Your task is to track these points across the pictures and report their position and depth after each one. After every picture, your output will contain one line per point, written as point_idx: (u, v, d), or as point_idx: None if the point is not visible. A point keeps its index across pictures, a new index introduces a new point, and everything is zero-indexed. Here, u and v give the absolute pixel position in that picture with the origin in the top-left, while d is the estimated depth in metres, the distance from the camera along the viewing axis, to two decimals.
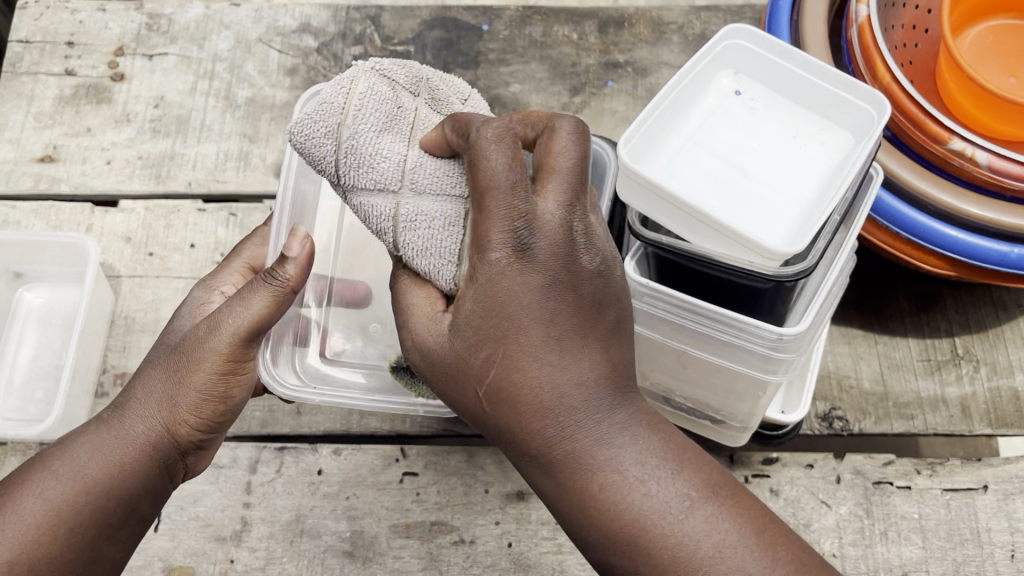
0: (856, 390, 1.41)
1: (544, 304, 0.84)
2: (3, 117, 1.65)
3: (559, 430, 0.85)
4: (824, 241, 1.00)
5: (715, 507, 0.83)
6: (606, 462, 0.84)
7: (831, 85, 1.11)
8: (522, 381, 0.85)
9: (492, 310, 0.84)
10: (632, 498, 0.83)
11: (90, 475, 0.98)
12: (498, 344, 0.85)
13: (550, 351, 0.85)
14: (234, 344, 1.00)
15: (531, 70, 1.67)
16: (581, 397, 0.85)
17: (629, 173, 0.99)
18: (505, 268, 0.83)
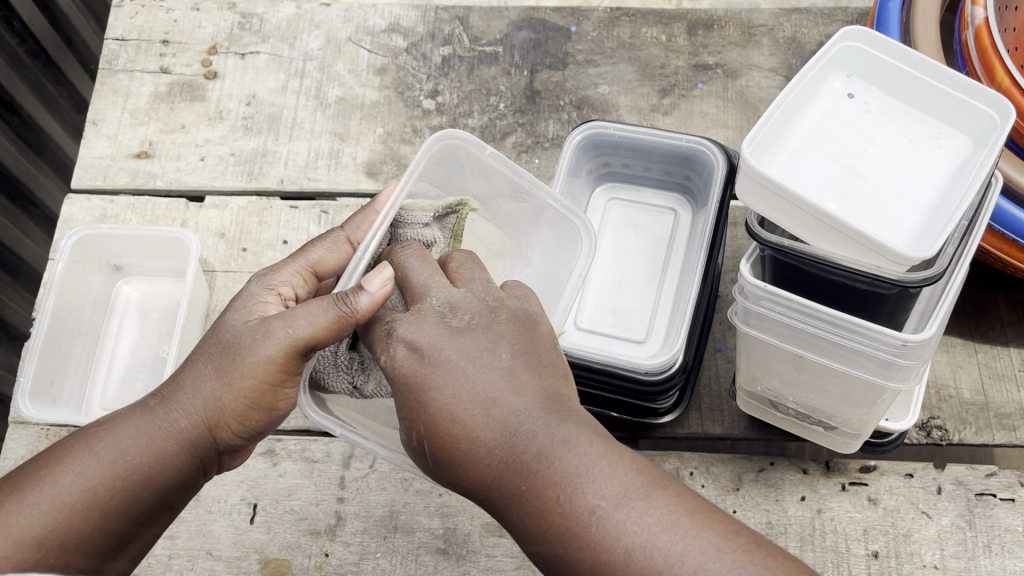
0: (955, 400, 1.38)
1: (472, 372, 0.85)
2: (101, 113, 1.69)
3: (522, 478, 0.80)
4: (952, 247, 0.98)
5: (682, 524, 0.76)
6: (567, 497, 0.78)
7: (950, 89, 1.08)
8: (473, 454, 0.83)
9: (426, 388, 0.85)
10: (593, 532, 0.76)
11: (129, 462, 0.94)
12: (452, 429, 0.84)
13: (491, 425, 0.83)
14: (286, 356, 0.92)
15: (620, 71, 1.66)
16: (529, 444, 0.81)
17: (752, 174, 0.98)
18: (431, 341, 0.86)
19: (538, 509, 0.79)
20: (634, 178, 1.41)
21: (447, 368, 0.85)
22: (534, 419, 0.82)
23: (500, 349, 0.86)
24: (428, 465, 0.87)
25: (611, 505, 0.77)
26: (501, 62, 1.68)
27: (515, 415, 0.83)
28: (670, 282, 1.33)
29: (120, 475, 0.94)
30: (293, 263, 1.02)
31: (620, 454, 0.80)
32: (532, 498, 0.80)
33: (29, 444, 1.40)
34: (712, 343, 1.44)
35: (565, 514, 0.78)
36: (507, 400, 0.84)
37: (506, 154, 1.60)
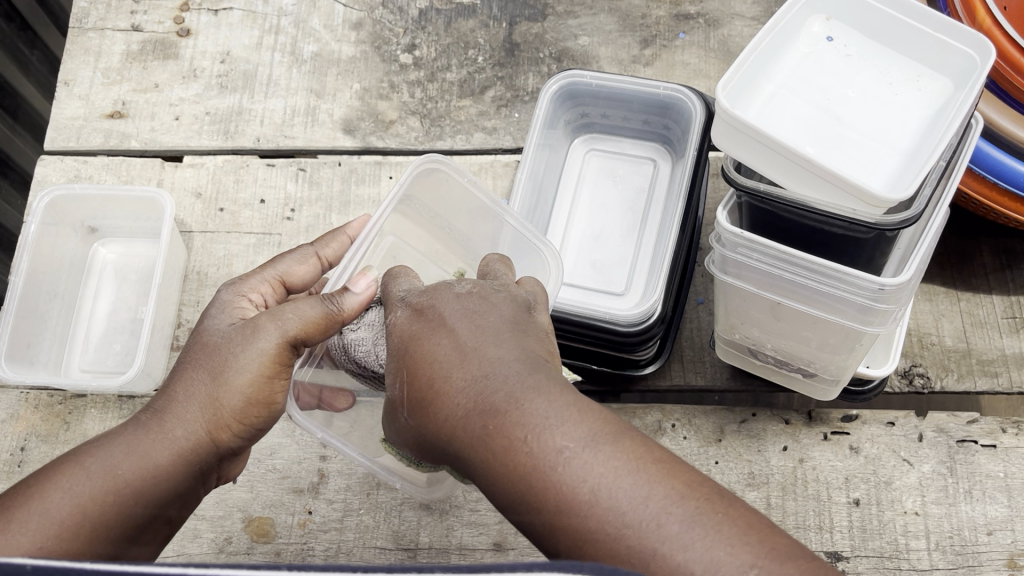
0: (938, 347, 1.37)
1: (464, 325, 0.82)
2: (72, 73, 1.66)
3: (490, 408, 0.74)
4: (930, 188, 0.96)
5: (638, 470, 0.66)
6: (534, 430, 0.70)
7: (930, 29, 1.06)
8: (448, 394, 0.78)
9: (411, 341, 0.84)
10: (549, 464, 0.68)
11: (123, 475, 0.84)
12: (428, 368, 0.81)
13: (464, 373, 0.78)
14: (280, 347, 0.92)
15: (600, 22, 1.63)
16: (509, 379, 0.75)
17: (726, 117, 0.96)
18: (432, 289, 0.88)
19: (502, 447, 0.71)
20: (612, 128, 1.39)
21: (442, 323, 0.84)
22: (507, 364, 0.77)
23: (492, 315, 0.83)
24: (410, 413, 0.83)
25: (586, 439, 0.68)
26: (478, 14, 1.65)
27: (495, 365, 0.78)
28: (650, 234, 1.31)
29: (117, 486, 0.83)
30: (262, 272, 1.02)
31: (598, 408, 0.72)
32: (503, 425, 0.72)
33: (10, 408, 1.39)
34: (693, 295, 1.43)
35: (533, 442, 0.69)
36: (487, 351, 0.79)
37: (486, 108, 1.58)
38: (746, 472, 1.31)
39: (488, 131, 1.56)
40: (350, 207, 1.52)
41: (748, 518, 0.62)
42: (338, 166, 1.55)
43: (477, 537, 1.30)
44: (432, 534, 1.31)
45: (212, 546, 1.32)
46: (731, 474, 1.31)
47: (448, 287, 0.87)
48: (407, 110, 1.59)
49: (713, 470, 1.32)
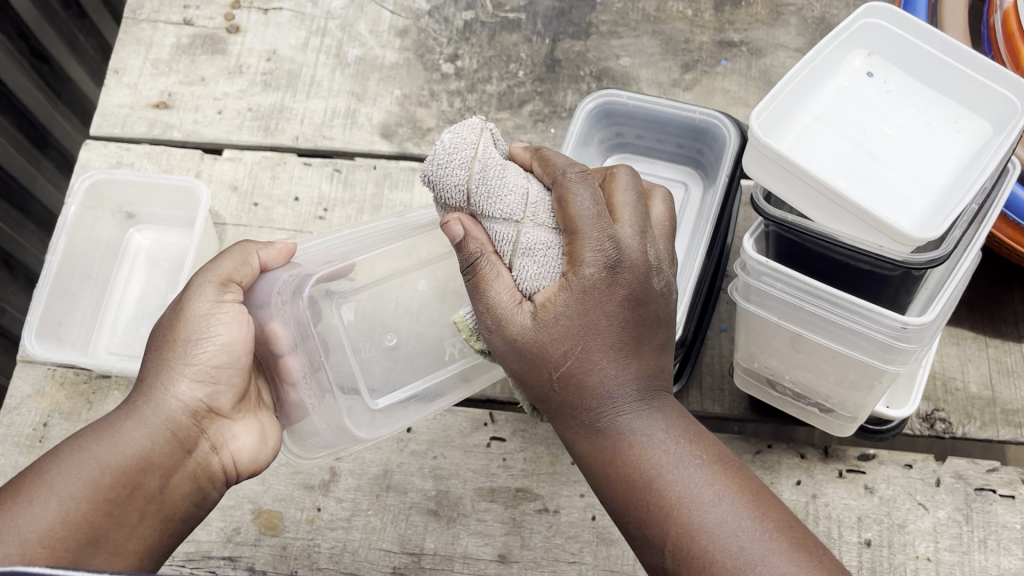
0: (962, 394, 1.35)
1: (615, 314, 0.86)
2: (122, 62, 1.70)
3: (645, 417, 0.87)
4: (959, 230, 0.96)
5: (747, 509, 0.82)
6: (643, 435, 0.87)
7: (972, 71, 1.05)
8: (593, 378, 0.87)
9: (583, 314, 0.85)
10: (656, 460, 0.85)
11: (104, 456, 0.91)
12: (576, 371, 0.87)
13: (610, 372, 0.87)
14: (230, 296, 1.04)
15: (643, 44, 1.64)
16: (634, 385, 0.88)
17: (758, 145, 0.97)
18: (634, 270, 0.86)
19: (616, 456, 0.87)
20: (646, 149, 1.40)
21: (577, 304, 0.86)
22: (643, 378, 0.88)
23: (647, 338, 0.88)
24: (558, 383, 0.87)
25: (697, 473, 0.84)
26: (523, 29, 1.67)
27: (609, 322, 0.86)
28: (677, 257, 1.32)
29: (109, 468, 0.90)
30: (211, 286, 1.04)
31: (745, 475, 0.86)
32: (636, 450, 0.86)
33: (36, 384, 1.42)
34: (717, 322, 1.42)
35: (675, 486, 0.84)
36: (610, 360, 0.87)
37: (523, 122, 1.59)
38: None
39: (523, 144, 1.57)
40: (382, 211, 1.53)
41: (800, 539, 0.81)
42: (373, 170, 1.57)
43: (482, 547, 1.30)
44: (438, 541, 1.31)
45: (221, 535, 1.33)
46: None
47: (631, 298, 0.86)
48: (445, 119, 1.61)
49: None
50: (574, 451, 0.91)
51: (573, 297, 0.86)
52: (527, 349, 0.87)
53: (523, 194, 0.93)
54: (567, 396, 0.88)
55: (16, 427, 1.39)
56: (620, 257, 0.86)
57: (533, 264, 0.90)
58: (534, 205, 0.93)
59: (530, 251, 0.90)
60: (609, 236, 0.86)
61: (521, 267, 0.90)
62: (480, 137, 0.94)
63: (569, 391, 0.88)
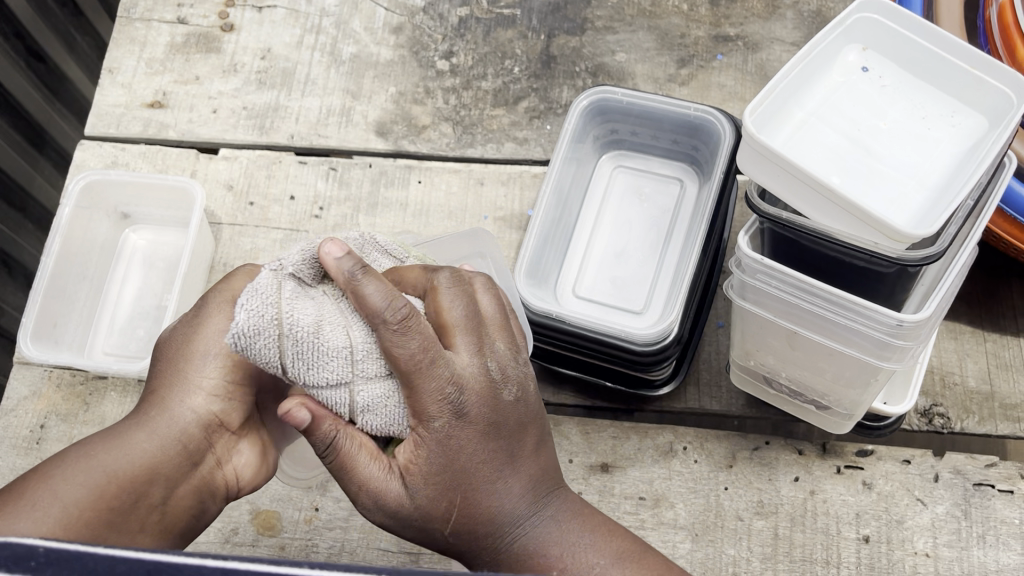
0: (960, 388, 1.35)
1: (475, 450, 0.83)
2: (117, 62, 1.69)
3: (514, 547, 0.87)
4: (955, 226, 0.95)
5: (633, 571, 0.86)
6: (553, 560, 0.87)
7: (967, 65, 1.04)
8: (488, 514, 0.86)
9: (446, 466, 0.82)
10: (545, 573, 0.87)
11: (109, 468, 0.86)
12: (471, 503, 0.85)
13: (508, 499, 0.86)
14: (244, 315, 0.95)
15: (638, 39, 1.63)
16: (511, 504, 0.86)
17: (753, 142, 0.96)
18: (449, 431, 0.81)
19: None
20: (642, 146, 1.40)
21: (470, 450, 0.83)
22: (519, 466, 0.87)
23: (510, 444, 0.86)
24: (453, 536, 0.87)
25: (604, 563, 0.87)
26: (518, 25, 1.66)
27: (471, 464, 0.83)
28: (673, 253, 1.31)
29: (114, 475, 0.86)
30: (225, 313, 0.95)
31: (624, 533, 0.91)
32: (541, 566, 0.87)
33: (33, 386, 1.42)
34: (713, 318, 1.42)
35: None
36: (489, 475, 0.85)
37: (519, 119, 1.59)
38: (756, 500, 1.30)
39: (519, 142, 1.57)
40: (378, 209, 1.53)
41: None
42: (368, 168, 1.56)
43: None
44: None
45: (219, 536, 1.33)
46: (740, 501, 1.30)
47: (454, 420, 0.81)
48: (440, 116, 1.60)
49: (722, 496, 1.30)
50: None
51: (436, 454, 0.82)
52: (409, 520, 0.84)
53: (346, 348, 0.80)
54: (467, 537, 0.87)
55: (14, 429, 1.39)
56: (461, 394, 0.80)
57: (378, 417, 0.82)
58: (358, 359, 0.80)
59: (374, 405, 0.81)
60: (474, 347, 0.82)
61: (368, 422, 0.82)
62: (278, 300, 0.78)
63: (462, 524, 0.86)
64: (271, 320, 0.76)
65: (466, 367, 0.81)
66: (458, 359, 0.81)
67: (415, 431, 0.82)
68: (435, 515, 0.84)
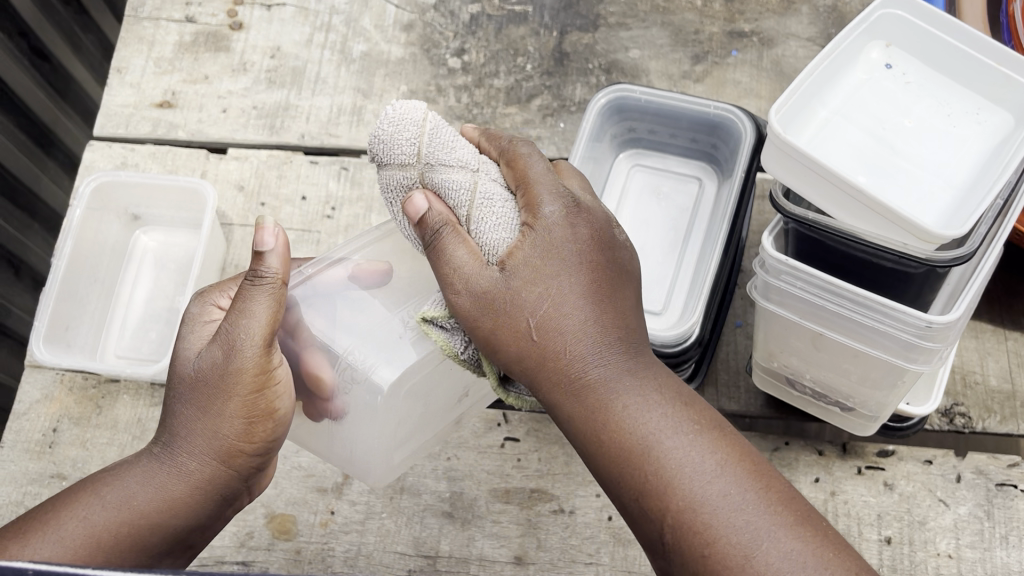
0: (981, 387, 1.34)
1: (569, 249, 0.90)
2: (124, 61, 1.68)
3: (590, 355, 0.88)
4: (984, 227, 0.94)
5: (717, 459, 0.82)
6: (630, 411, 0.86)
7: (993, 62, 1.03)
8: (572, 338, 0.88)
9: (548, 249, 0.89)
10: (644, 420, 0.85)
11: (137, 507, 0.90)
12: (548, 327, 0.88)
13: (588, 327, 0.88)
14: (263, 356, 0.92)
15: (652, 35, 1.62)
16: (596, 338, 0.88)
17: (778, 142, 0.95)
18: (556, 218, 0.90)
19: (600, 414, 0.86)
20: (659, 144, 1.38)
21: (559, 287, 0.88)
22: (613, 332, 0.89)
23: (584, 262, 0.90)
24: (531, 354, 0.89)
25: (684, 431, 0.84)
26: (530, 22, 1.65)
27: (570, 294, 0.89)
28: (692, 253, 1.30)
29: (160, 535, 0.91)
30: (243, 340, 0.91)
31: (700, 404, 0.88)
32: (608, 407, 0.86)
33: (44, 389, 1.41)
34: (731, 318, 1.40)
35: (632, 421, 0.85)
36: (581, 304, 0.89)
37: (531, 116, 1.57)
38: None
39: (532, 140, 1.55)
40: None
41: (801, 510, 0.81)
42: None
43: (498, 549, 1.29)
44: (453, 543, 1.30)
45: (233, 540, 1.32)
46: None
47: (569, 210, 0.91)
48: (452, 114, 1.59)
49: None
50: (560, 423, 0.91)
51: (539, 241, 0.89)
52: (490, 295, 0.88)
53: (471, 181, 0.91)
54: (540, 354, 0.88)
55: (26, 433, 1.38)
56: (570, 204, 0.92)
57: (491, 213, 0.91)
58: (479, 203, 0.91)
59: (489, 202, 0.91)
60: (557, 196, 0.92)
61: (480, 217, 0.91)
62: (426, 124, 0.91)
63: (538, 371, 0.89)
64: (416, 123, 0.90)
65: (564, 227, 0.90)
66: (551, 197, 0.91)
67: (528, 225, 0.90)
68: (524, 313, 0.88)
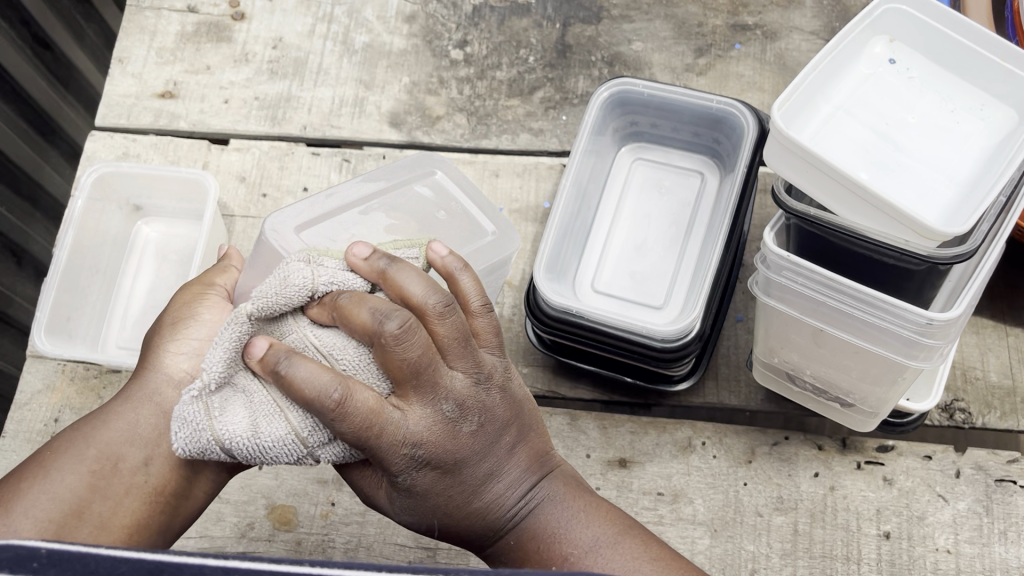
0: (982, 383, 1.33)
1: (465, 446, 0.88)
2: (127, 51, 1.67)
3: (495, 524, 0.94)
4: (987, 224, 0.93)
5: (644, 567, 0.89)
6: (537, 532, 0.94)
7: (997, 58, 1.02)
8: (472, 513, 0.93)
9: (486, 429, 0.89)
10: (558, 548, 0.93)
11: (79, 434, 0.94)
12: (450, 504, 0.91)
13: (490, 488, 0.92)
14: (200, 288, 1.04)
15: (655, 28, 1.61)
16: (495, 502, 0.93)
17: (780, 137, 0.95)
18: (461, 389, 0.84)
19: (531, 564, 0.94)
20: (662, 138, 1.39)
21: (469, 440, 0.88)
22: (511, 477, 0.93)
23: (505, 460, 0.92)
24: (442, 525, 0.94)
25: (605, 541, 0.92)
26: (532, 14, 1.64)
27: (463, 453, 0.88)
28: (693, 246, 1.30)
29: (95, 443, 0.93)
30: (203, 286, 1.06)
31: (610, 512, 0.96)
32: (527, 548, 0.94)
33: (46, 379, 1.41)
34: (732, 312, 1.41)
35: (558, 553, 0.93)
36: (495, 472, 0.92)
37: (534, 109, 1.57)
38: (775, 496, 1.29)
39: (535, 132, 1.55)
40: None
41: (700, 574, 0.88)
42: (382, 159, 1.54)
43: None
44: None
45: (235, 531, 1.32)
46: (760, 496, 1.29)
47: (451, 407, 0.84)
48: (454, 106, 1.58)
49: (741, 492, 1.29)
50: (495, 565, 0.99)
51: (426, 410, 0.83)
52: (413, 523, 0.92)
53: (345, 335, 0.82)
54: (456, 527, 0.93)
55: (28, 422, 1.39)
56: (474, 385, 0.85)
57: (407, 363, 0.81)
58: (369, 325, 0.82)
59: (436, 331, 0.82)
60: (471, 368, 0.84)
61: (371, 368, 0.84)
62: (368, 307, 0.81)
63: (450, 520, 0.93)
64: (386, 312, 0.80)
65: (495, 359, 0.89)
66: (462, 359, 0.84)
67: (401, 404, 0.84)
68: (426, 508, 0.91)
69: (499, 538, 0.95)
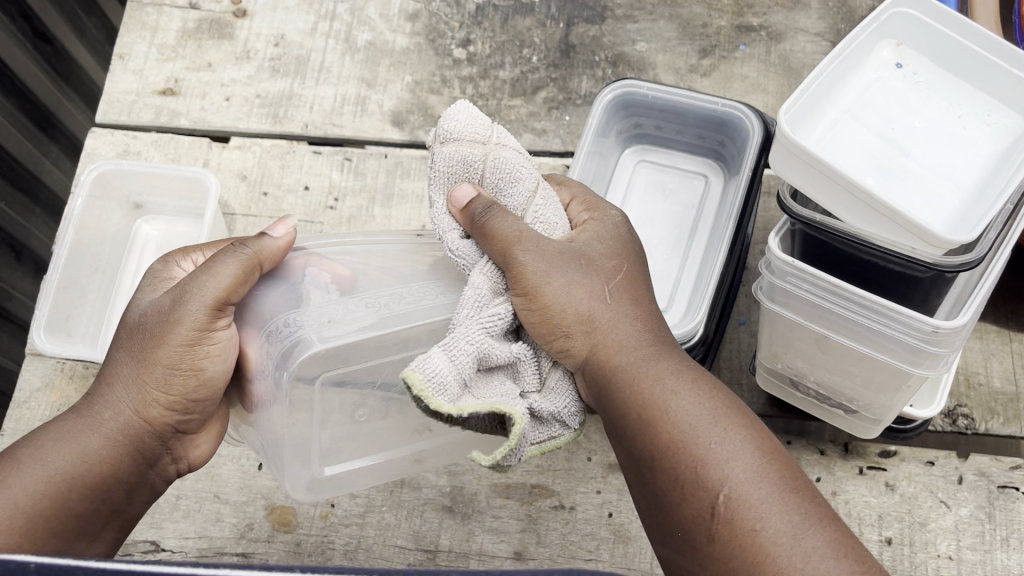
0: (985, 389, 1.33)
1: (610, 269, 0.91)
2: (128, 47, 1.66)
3: (635, 372, 0.85)
4: (994, 231, 0.93)
5: (765, 461, 0.77)
6: (668, 396, 0.82)
7: (1006, 64, 1.01)
8: (618, 346, 0.87)
9: (631, 270, 0.93)
10: (685, 413, 0.81)
11: (55, 466, 0.86)
12: (598, 322, 0.88)
13: (619, 327, 0.88)
14: (203, 322, 0.89)
15: (659, 28, 1.60)
16: (638, 347, 0.87)
17: (786, 142, 0.94)
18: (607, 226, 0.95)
19: (654, 426, 0.81)
20: (666, 140, 1.38)
21: (606, 261, 0.92)
22: (654, 338, 0.89)
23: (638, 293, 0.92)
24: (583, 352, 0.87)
25: (737, 434, 0.79)
26: (536, 13, 1.63)
27: (610, 284, 0.90)
28: (697, 250, 1.30)
29: (75, 484, 0.86)
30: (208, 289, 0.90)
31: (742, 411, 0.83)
32: (649, 403, 0.83)
33: (45, 377, 1.41)
34: (735, 316, 1.40)
35: (678, 418, 0.81)
36: (628, 318, 0.89)
37: (536, 109, 1.56)
38: None
39: (537, 133, 1.54)
40: (393, 200, 1.50)
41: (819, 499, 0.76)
42: (384, 159, 1.53)
43: (498, 544, 1.29)
44: (453, 538, 1.30)
45: (233, 532, 1.32)
46: None
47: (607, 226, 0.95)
48: None
49: None
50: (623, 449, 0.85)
51: (574, 263, 0.89)
52: (542, 295, 0.87)
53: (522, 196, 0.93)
54: (596, 363, 0.87)
55: (27, 420, 1.38)
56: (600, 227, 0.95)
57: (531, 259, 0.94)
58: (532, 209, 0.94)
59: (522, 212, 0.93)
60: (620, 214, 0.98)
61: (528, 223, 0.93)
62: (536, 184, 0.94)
63: (597, 337, 0.87)
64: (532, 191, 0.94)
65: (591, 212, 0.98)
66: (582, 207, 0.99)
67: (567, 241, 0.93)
68: (568, 297, 0.87)
69: (618, 400, 0.85)
